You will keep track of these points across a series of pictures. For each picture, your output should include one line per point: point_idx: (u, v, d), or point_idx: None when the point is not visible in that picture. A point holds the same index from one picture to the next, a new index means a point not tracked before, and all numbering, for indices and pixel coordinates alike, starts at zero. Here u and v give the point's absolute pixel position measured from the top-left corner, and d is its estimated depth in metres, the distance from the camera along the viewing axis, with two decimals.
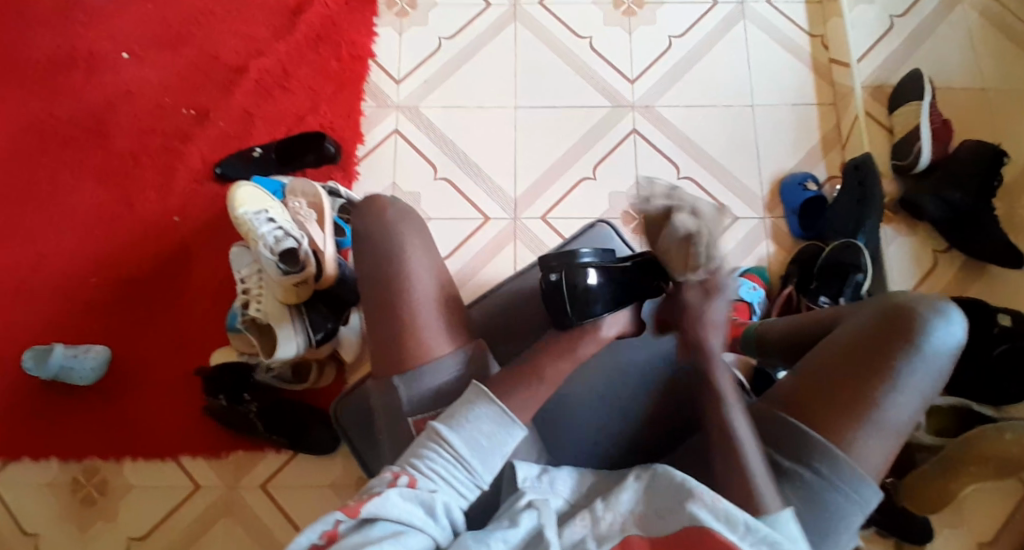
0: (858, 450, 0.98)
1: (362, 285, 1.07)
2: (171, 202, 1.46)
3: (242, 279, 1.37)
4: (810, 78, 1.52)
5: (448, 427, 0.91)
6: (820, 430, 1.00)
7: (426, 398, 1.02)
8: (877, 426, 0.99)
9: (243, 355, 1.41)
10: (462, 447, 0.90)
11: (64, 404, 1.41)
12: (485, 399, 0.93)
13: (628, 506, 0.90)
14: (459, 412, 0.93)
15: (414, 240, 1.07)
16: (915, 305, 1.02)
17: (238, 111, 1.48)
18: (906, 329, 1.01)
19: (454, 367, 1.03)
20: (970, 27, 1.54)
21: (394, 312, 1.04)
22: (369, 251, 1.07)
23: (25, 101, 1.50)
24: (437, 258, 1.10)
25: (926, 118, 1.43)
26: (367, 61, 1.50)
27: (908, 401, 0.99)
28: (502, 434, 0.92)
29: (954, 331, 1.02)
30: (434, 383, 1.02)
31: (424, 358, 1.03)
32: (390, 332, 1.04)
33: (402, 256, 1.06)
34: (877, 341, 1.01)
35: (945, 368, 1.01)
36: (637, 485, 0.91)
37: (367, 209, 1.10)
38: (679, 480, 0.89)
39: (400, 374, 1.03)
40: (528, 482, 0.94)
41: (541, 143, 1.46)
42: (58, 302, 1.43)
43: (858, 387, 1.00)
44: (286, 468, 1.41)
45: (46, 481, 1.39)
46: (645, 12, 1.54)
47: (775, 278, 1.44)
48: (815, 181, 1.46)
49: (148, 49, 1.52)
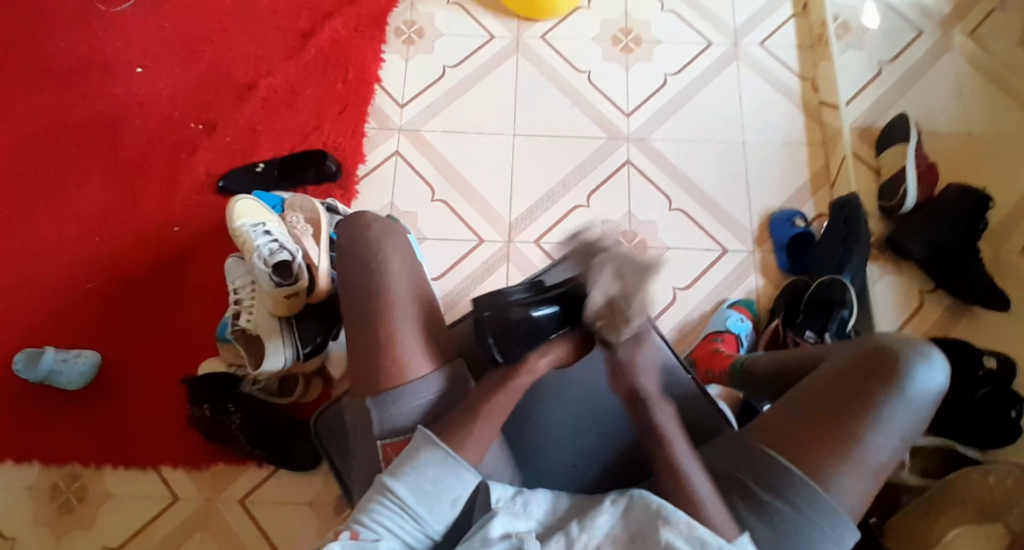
0: (837, 487, 0.98)
1: (343, 297, 1.10)
2: (171, 212, 1.49)
3: (234, 290, 1.40)
4: (800, 120, 1.56)
5: (392, 478, 0.93)
6: (802, 468, 0.99)
7: (399, 417, 1.02)
8: (858, 464, 0.99)
9: (230, 367, 1.42)
10: (408, 497, 0.92)
11: (49, 408, 1.42)
12: (429, 447, 0.95)
13: (605, 530, 0.89)
14: (404, 462, 0.94)
15: (395, 253, 1.10)
16: (897, 347, 1.04)
17: (245, 127, 1.52)
18: (889, 372, 1.02)
19: (429, 392, 1.03)
20: (957, 76, 1.58)
21: (372, 325, 1.06)
22: (350, 265, 1.10)
23: (37, 108, 1.54)
24: (418, 272, 1.12)
25: (910, 161, 1.47)
26: (373, 85, 1.54)
27: (887, 441, 1.00)
28: (449, 479, 0.93)
29: (935, 374, 1.03)
30: (407, 407, 1.02)
31: (401, 379, 1.03)
32: (367, 346, 1.05)
33: (384, 269, 1.09)
34: (860, 381, 1.02)
35: (925, 413, 1.02)
36: (618, 508, 0.91)
37: (351, 225, 1.13)
38: (655, 505, 0.90)
39: (373, 396, 1.03)
40: (502, 503, 0.93)
41: (537, 170, 1.49)
42: (52, 305, 1.44)
43: (840, 425, 1.00)
44: (266, 483, 1.41)
45: (23, 485, 1.39)
46: (643, 50, 1.58)
47: (762, 311, 1.46)
48: (803, 218, 1.49)
49: (161, 65, 1.57)
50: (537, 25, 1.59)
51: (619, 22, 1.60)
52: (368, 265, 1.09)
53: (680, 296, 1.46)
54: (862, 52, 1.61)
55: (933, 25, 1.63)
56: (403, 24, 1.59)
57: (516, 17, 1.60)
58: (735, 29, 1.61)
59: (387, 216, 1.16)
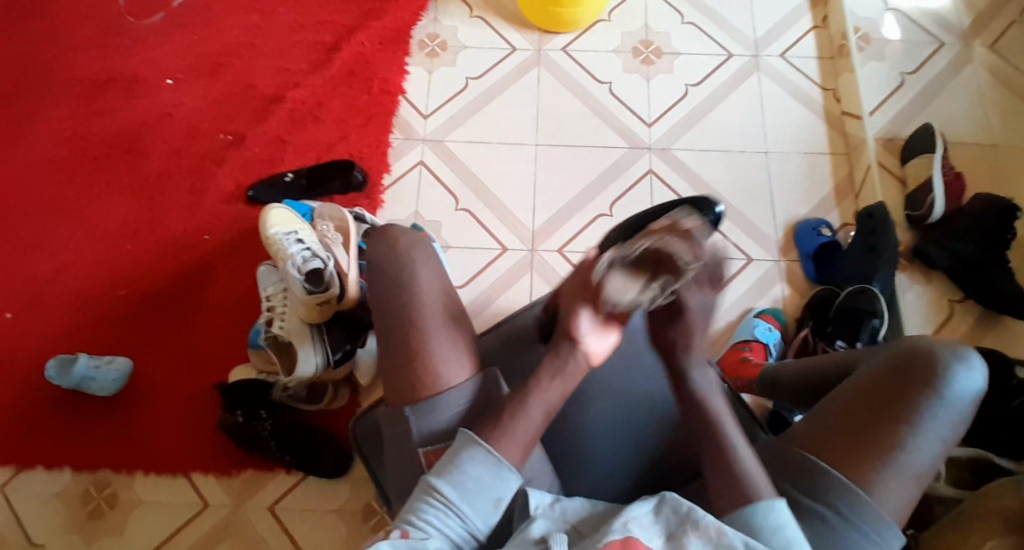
0: (881, 492, 0.98)
1: (375, 310, 1.11)
2: (203, 221, 1.52)
3: (267, 297, 1.43)
4: (821, 128, 1.57)
5: (438, 477, 0.95)
6: (845, 473, 0.99)
7: (438, 428, 1.04)
8: (900, 468, 0.98)
9: (262, 373, 1.44)
10: (453, 495, 0.94)
11: (80, 415, 1.43)
12: (473, 446, 0.96)
13: (641, 514, 0.90)
14: (449, 460, 0.96)
15: (423, 268, 1.11)
16: (934, 349, 1.02)
17: (274, 138, 1.55)
18: (927, 374, 1.01)
19: (465, 397, 1.05)
20: (979, 84, 1.58)
21: (403, 337, 1.07)
22: (381, 278, 1.11)
23: (74, 121, 1.59)
24: (445, 286, 1.13)
25: (937, 171, 1.47)
26: (398, 96, 1.57)
27: (929, 443, 0.99)
28: (492, 479, 0.95)
29: (974, 376, 1.02)
30: (445, 413, 1.04)
31: (436, 388, 1.05)
32: (400, 356, 1.07)
33: (413, 282, 1.10)
34: (898, 384, 1.01)
35: (966, 414, 1.01)
36: (650, 503, 0.91)
37: (379, 239, 1.14)
38: (686, 508, 0.89)
39: (411, 404, 1.05)
40: (541, 510, 0.94)
41: (560, 179, 1.51)
42: (86, 313, 1.47)
43: (882, 429, 0.99)
44: (293, 490, 1.42)
45: (54, 491, 1.40)
46: (662, 62, 1.61)
47: (790, 322, 1.46)
48: (829, 226, 1.49)
49: (193, 78, 1.61)
50: (557, 37, 1.62)
51: (639, 34, 1.63)
52: (396, 278, 1.10)
53: None
54: (882, 62, 1.61)
55: (952, 36, 1.62)
56: (426, 37, 1.62)
57: (537, 30, 1.63)
58: (754, 39, 1.63)
59: (411, 229, 1.16)
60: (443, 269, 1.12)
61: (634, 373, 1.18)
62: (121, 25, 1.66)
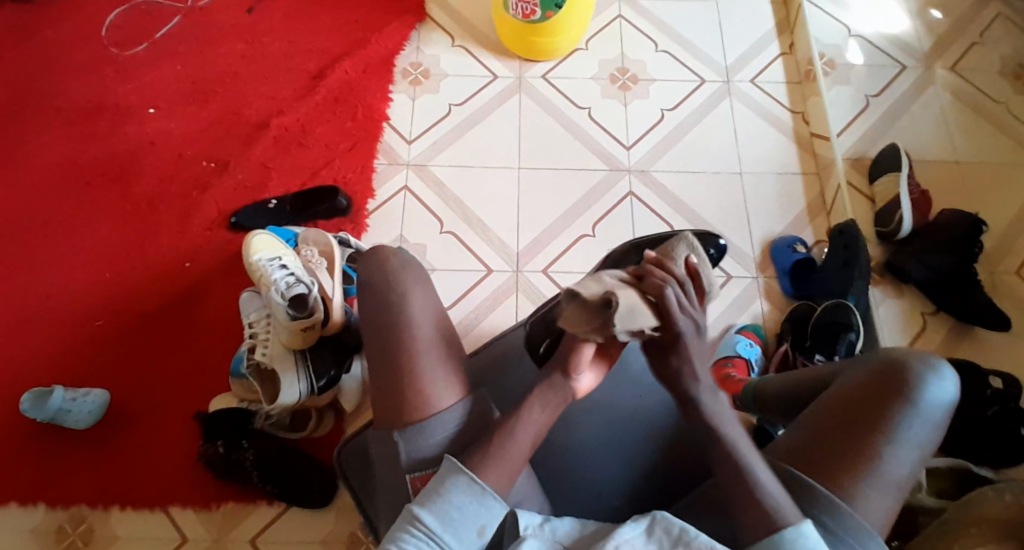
0: (863, 503, 0.99)
1: (366, 333, 1.11)
2: (183, 248, 1.50)
3: (250, 323, 1.41)
4: (793, 150, 1.62)
5: (420, 506, 0.94)
6: (825, 484, 1.00)
7: (426, 453, 1.03)
8: (880, 479, 1.00)
9: (242, 402, 1.41)
10: (436, 526, 0.93)
11: (56, 448, 1.39)
12: (457, 474, 0.96)
13: (633, 539, 0.91)
14: (432, 489, 0.95)
15: (414, 289, 1.12)
16: (906, 361, 1.05)
17: (257, 164, 1.55)
18: (902, 386, 1.03)
19: (453, 421, 1.04)
20: (942, 106, 1.65)
21: (394, 360, 1.07)
22: (372, 302, 1.11)
23: (50, 149, 1.57)
24: (436, 306, 1.13)
25: (904, 190, 1.53)
26: (381, 123, 1.59)
27: (907, 454, 1.01)
28: (477, 506, 0.94)
29: (946, 387, 1.04)
30: (434, 437, 1.03)
31: (426, 410, 1.04)
32: (390, 377, 1.07)
33: (405, 306, 1.10)
34: (873, 395, 1.04)
35: (939, 425, 1.04)
36: (643, 524, 0.92)
37: (370, 261, 1.15)
38: (678, 529, 0.91)
39: (400, 429, 1.04)
40: (531, 530, 0.93)
41: (544, 201, 1.53)
42: (62, 343, 1.44)
43: (860, 441, 1.01)
44: (277, 521, 1.38)
45: (27, 528, 1.35)
46: (639, 88, 1.65)
47: (771, 338, 1.49)
48: (803, 243, 1.53)
49: (174, 106, 1.60)
50: (537, 65, 1.65)
51: (616, 61, 1.67)
52: (388, 301, 1.11)
53: None
54: (848, 86, 1.67)
55: (914, 61, 1.69)
56: (409, 65, 1.65)
57: (518, 57, 1.66)
58: (726, 66, 1.68)
59: (401, 251, 1.17)
60: (434, 289, 1.12)
61: (624, 387, 1.19)
62: (99, 53, 1.65)
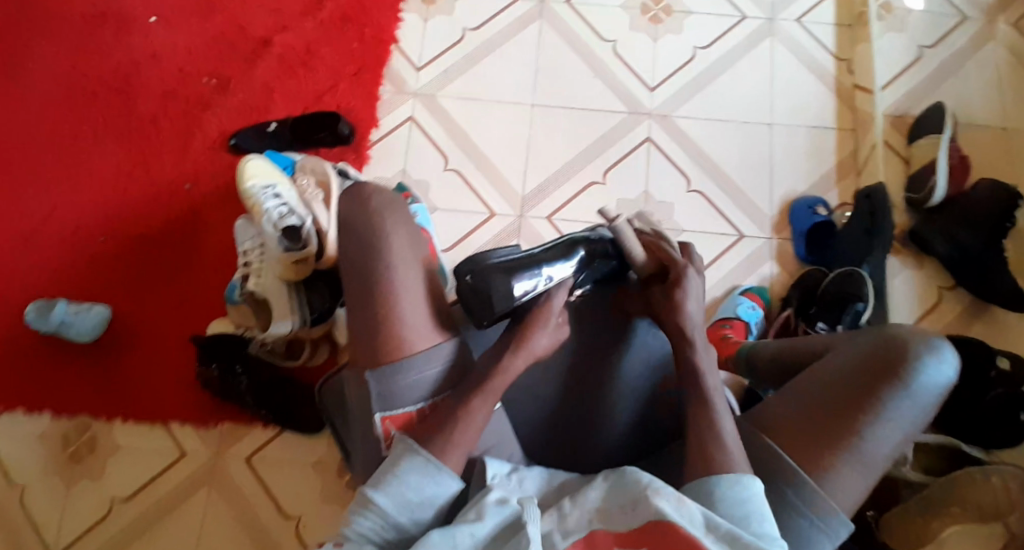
0: (835, 480, 0.94)
1: (344, 273, 1.03)
2: (183, 168, 1.49)
3: (244, 251, 1.39)
4: (831, 103, 1.51)
5: (373, 488, 0.90)
6: (794, 457, 0.96)
7: (398, 394, 0.97)
8: (857, 457, 0.95)
9: (238, 327, 1.42)
10: (389, 507, 0.89)
11: (58, 358, 1.43)
12: (411, 452, 0.92)
13: (603, 502, 0.85)
14: (386, 470, 0.91)
15: (397, 228, 1.03)
16: (906, 339, 0.99)
17: (258, 84, 1.51)
18: (897, 364, 0.98)
19: (428, 368, 0.98)
20: (996, 65, 1.51)
21: (374, 302, 0.99)
22: (351, 239, 1.02)
23: (54, 53, 1.54)
24: (420, 246, 1.05)
25: (944, 152, 1.41)
26: (390, 45, 1.52)
27: (890, 434, 0.96)
28: (429, 484, 0.91)
29: (945, 371, 0.98)
30: (415, 381, 0.97)
31: (402, 352, 0.98)
32: (365, 323, 0.99)
33: (385, 245, 1.01)
34: (867, 375, 0.98)
35: (931, 408, 0.98)
36: (607, 482, 0.87)
37: (351, 196, 1.05)
38: (646, 480, 0.85)
39: (374, 369, 0.98)
40: (497, 479, 0.91)
41: (556, 141, 1.47)
42: (66, 256, 1.45)
43: (844, 415, 0.96)
44: (272, 442, 1.42)
45: (35, 434, 1.41)
46: (673, 21, 1.54)
47: (776, 301, 1.43)
48: (826, 206, 1.45)
49: (175, 15, 1.56)
50: None
51: None
52: (368, 241, 1.02)
53: None
54: (902, 34, 1.54)
55: (976, 11, 1.55)
56: None
57: None
58: (771, 2, 1.56)
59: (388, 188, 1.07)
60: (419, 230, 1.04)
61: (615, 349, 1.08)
62: None
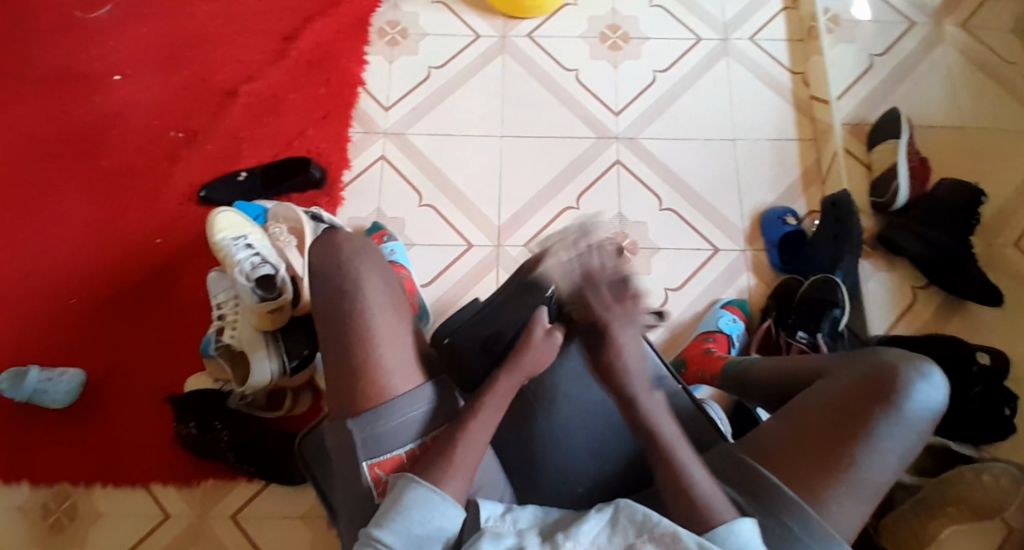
0: (835, 509, 0.94)
1: (320, 323, 1.03)
2: (154, 223, 1.47)
3: (218, 304, 1.36)
4: (790, 114, 1.55)
5: (379, 527, 0.89)
6: (796, 490, 0.96)
7: (382, 439, 0.96)
8: (854, 485, 0.95)
9: (217, 381, 1.39)
10: (397, 543, 0.88)
11: (33, 426, 1.39)
12: (413, 487, 0.90)
13: (597, 538, 0.87)
14: (389, 507, 0.90)
15: (371, 276, 1.03)
16: (895, 365, 1.00)
17: (226, 135, 1.51)
18: (888, 390, 0.98)
19: (407, 406, 0.97)
20: (946, 68, 1.56)
21: (347, 347, 0.99)
22: (322, 288, 1.03)
23: (16, 117, 1.53)
24: (398, 291, 1.06)
25: (902, 157, 1.45)
26: (357, 88, 1.54)
27: (886, 461, 0.96)
28: (434, 516, 0.89)
29: (935, 393, 0.99)
30: (399, 422, 0.96)
31: (384, 397, 0.97)
32: (348, 372, 0.98)
33: (360, 291, 1.02)
34: (858, 402, 0.98)
35: (924, 433, 0.98)
36: (605, 518, 0.88)
37: (324, 245, 1.06)
38: (641, 516, 0.87)
39: (355, 417, 0.96)
40: (491, 522, 0.90)
41: (528, 170, 1.48)
42: (36, 321, 1.42)
43: (840, 444, 0.96)
44: (258, 497, 1.37)
45: (12, 505, 1.36)
46: (631, 47, 1.58)
47: (755, 312, 1.45)
48: (795, 215, 1.48)
49: (139, 72, 1.56)
50: (522, 23, 1.59)
51: (607, 18, 1.60)
52: (342, 289, 1.02)
53: (671, 297, 1.44)
54: (852, 45, 1.59)
55: (924, 16, 1.61)
56: (386, 24, 1.58)
57: (502, 15, 1.59)
58: (724, 23, 1.61)
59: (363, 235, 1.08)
60: (392, 277, 1.05)
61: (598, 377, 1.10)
62: (68, 21, 1.60)
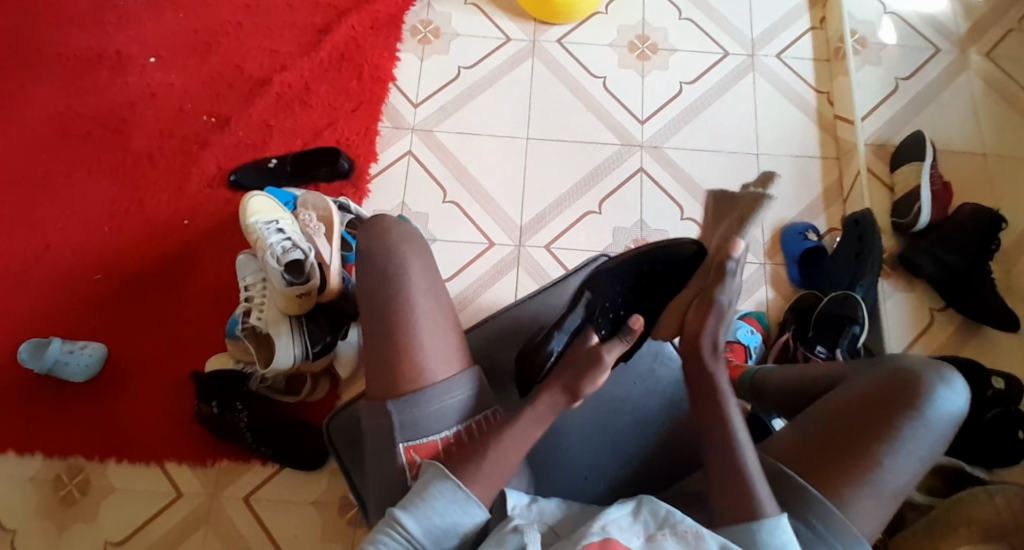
0: (855, 508, 0.95)
1: (361, 306, 1.03)
2: (183, 204, 1.50)
3: (245, 286, 1.38)
4: (813, 131, 1.57)
5: (402, 510, 0.89)
6: (818, 489, 0.96)
7: (421, 423, 0.97)
8: (874, 486, 0.95)
9: (238, 362, 1.40)
10: (415, 530, 0.88)
11: (51, 399, 1.40)
12: (442, 479, 0.90)
13: (619, 521, 0.86)
14: (415, 492, 0.90)
15: (416, 263, 1.03)
16: (918, 370, 1.00)
17: (258, 121, 1.54)
18: (912, 395, 0.98)
19: (449, 393, 0.98)
20: (969, 95, 1.58)
21: (388, 330, 1.00)
22: (368, 274, 1.03)
23: (54, 94, 1.57)
24: (438, 280, 1.05)
25: (925, 179, 1.45)
26: (387, 83, 1.57)
27: (907, 465, 0.96)
28: (458, 513, 0.89)
29: (957, 400, 0.99)
30: (437, 409, 0.97)
31: (424, 382, 0.98)
32: (388, 355, 0.99)
33: (403, 278, 1.02)
34: (883, 407, 0.98)
35: (945, 439, 0.99)
36: (630, 506, 0.87)
37: (371, 228, 1.06)
38: (664, 511, 0.86)
39: (395, 399, 0.97)
40: (518, 511, 0.90)
41: (553, 172, 1.50)
42: (63, 294, 1.45)
43: (863, 446, 0.96)
44: (271, 481, 1.38)
45: (26, 475, 1.37)
46: (659, 58, 1.61)
47: (773, 325, 1.45)
48: (816, 231, 1.49)
49: (175, 57, 1.59)
50: (552, 28, 1.62)
51: (637, 28, 1.63)
52: (386, 273, 1.02)
53: None
54: (878, 67, 1.61)
55: (950, 42, 1.62)
56: (418, 23, 1.62)
57: (532, 20, 1.62)
58: (751, 39, 1.63)
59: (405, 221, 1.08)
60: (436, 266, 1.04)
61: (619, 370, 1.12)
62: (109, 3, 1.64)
